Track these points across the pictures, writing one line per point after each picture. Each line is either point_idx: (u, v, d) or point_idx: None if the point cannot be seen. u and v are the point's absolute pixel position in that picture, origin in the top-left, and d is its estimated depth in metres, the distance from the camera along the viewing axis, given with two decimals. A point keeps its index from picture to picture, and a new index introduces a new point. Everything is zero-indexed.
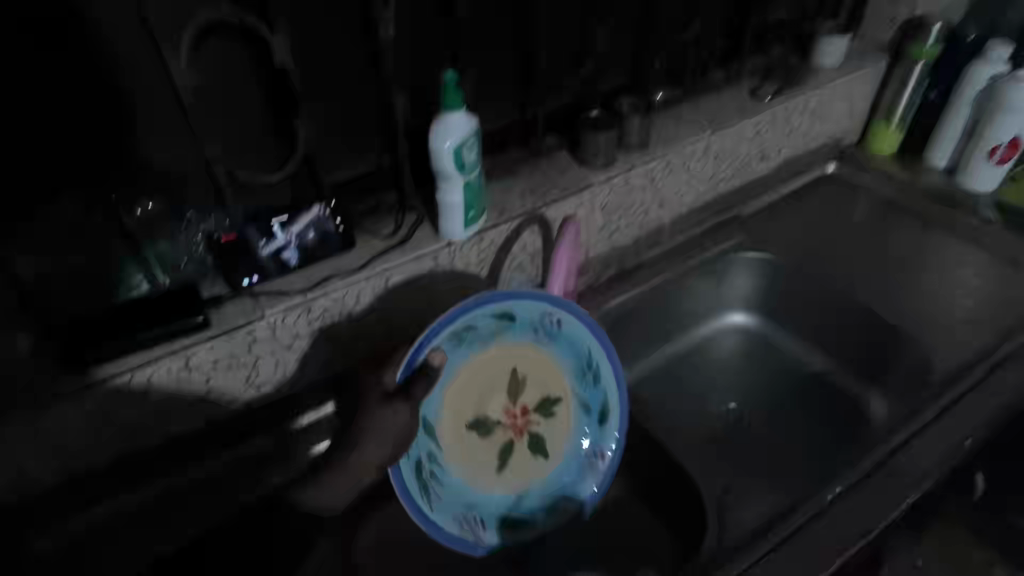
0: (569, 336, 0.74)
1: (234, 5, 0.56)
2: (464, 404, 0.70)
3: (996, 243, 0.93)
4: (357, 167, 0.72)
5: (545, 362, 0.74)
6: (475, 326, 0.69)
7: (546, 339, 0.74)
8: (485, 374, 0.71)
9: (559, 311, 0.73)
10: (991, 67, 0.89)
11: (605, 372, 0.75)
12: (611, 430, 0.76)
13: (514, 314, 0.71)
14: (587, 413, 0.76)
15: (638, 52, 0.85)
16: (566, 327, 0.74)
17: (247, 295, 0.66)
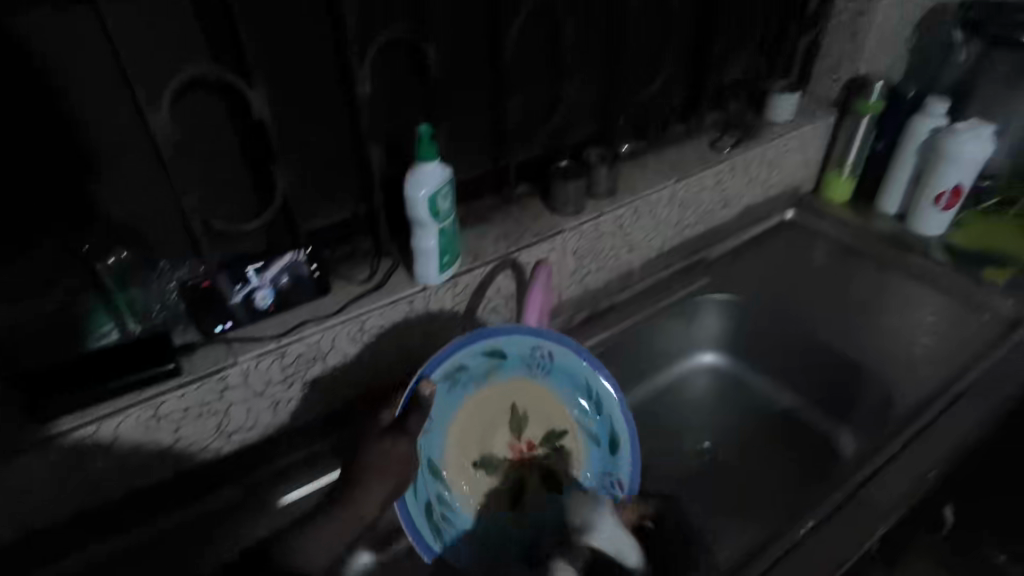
0: (564, 368, 0.75)
1: (214, 63, 0.58)
2: (468, 444, 0.72)
3: (949, 283, 0.97)
4: (334, 216, 0.74)
5: (545, 396, 0.75)
6: (467, 365, 0.70)
7: (542, 373, 0.75)
8: (485, 413, 0.73)
9: (549, 345, 0.74)
10: (931, 120, 0.96)
11: (607, 400, 0.75)
12: (623, 461, 0.75)
13: (505, 351, 0.72)
14: (596, 444, 0.76)
15: (604, 108, 0.90)
16: (560, 359, 0.74)
17: (220, 341, 0.66)
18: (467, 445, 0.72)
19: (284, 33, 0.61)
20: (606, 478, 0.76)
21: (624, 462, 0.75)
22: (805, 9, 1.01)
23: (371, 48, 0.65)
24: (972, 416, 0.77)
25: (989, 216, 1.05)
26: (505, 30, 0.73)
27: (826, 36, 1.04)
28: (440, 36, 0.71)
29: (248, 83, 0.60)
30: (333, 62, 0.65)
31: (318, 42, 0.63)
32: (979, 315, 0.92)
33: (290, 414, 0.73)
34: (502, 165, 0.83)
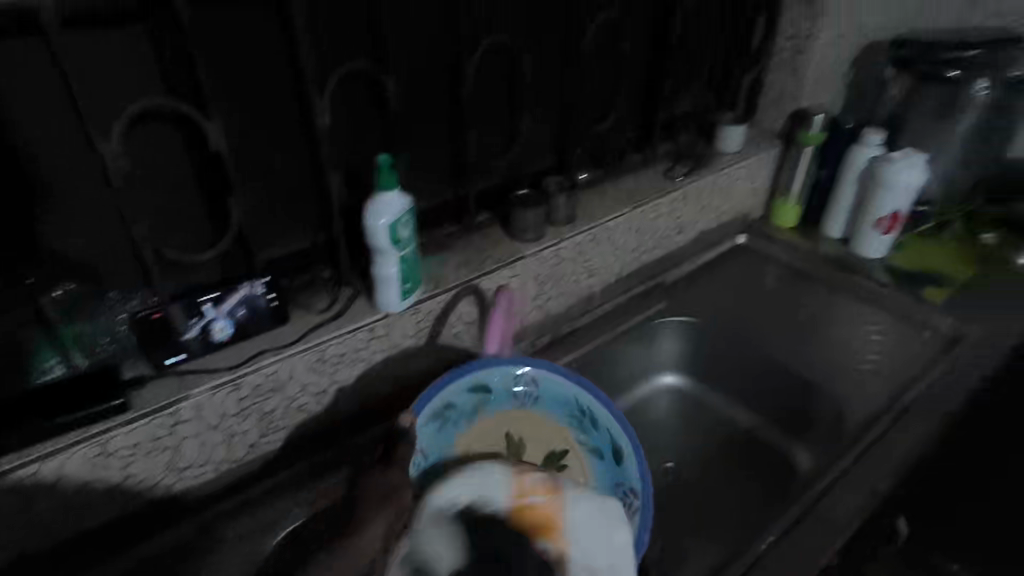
0: (551, 392, 0.78)
1: (168, 94, 0.58)
2: None
3: (893, 302, 1.01)
4: (293, 245, 0.74)
5: (537, 422, 0.78)
6: (455, 403, 0.74)
7: (531, 403, 0.78)
8: (484, 448, 0.76)
9: (530, 371, 0.77)
10: (868, 150, 1.02)
11: (599, 412, 0.76)
12: (630, 469, 0.74)
13: (489, 385, 0.76)
14: (600, 457, 0.76)
15: (561, 139, 0.93)
16: (544, 384, 0.78)
17: (173, 374, 0.65)
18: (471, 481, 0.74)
19: (241, 65, 0.61)
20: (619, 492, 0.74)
21: (632, 472, 0.73)
22: (748, 47, 1.07)
23: (330, 80, 0.66)
24: (919, 428, 0.80)
25: (925, 239, 1.13)
26: (463, 64, 0.75)
27: (769, 72, 1.10)
28: (399, 69, 0.72)
29: (204, 113, 0.60)
30: (291, 94, 0.65)
31: (276, 75, 0.64)
32: (921, 332, 0.96)
33: (247, 447, 0.71)
34: (462, 194, 0.85)
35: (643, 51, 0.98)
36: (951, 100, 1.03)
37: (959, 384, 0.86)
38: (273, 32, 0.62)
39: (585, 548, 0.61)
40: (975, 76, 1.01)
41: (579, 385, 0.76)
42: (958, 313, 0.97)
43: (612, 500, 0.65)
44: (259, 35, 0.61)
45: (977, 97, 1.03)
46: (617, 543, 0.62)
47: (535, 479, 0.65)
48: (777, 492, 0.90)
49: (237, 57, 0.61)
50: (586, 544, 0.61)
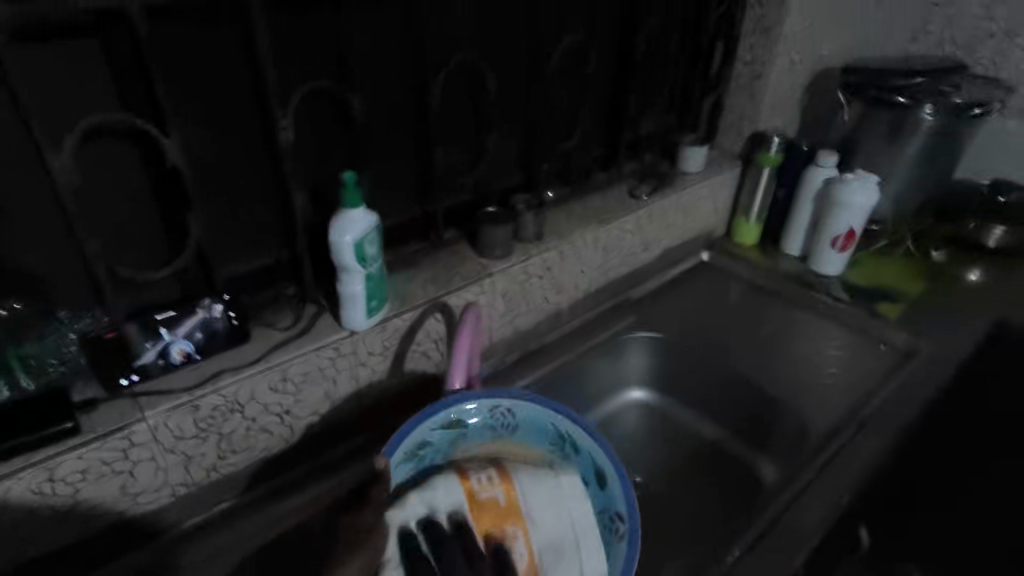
0: (528, 421, 0.74)
1: (125, 110, 0.57)
2: None
3: (849, 317, 1.04)
4: (255, 262, 0.73)
5: (516, 454, 0.75)
6: (428, 441, 0.70)
7: (510, 434, 0.75)
8: None
9: (504, 402, 0.73)
10: (823, 171, 1.06)
11: (579, 436, 0.72)
12: (615, 492, 0.69)
13: (464, 420, 0.73)
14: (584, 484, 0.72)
15: (528, 158, 0.95)
16: (520, 413, 0.74)
17: (126, 396, 0.62)
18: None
19: (202, 82, 0.61)
20: (609, 520, 0.69)
21: (619, 497, 0.69)
22: (708, 71, 1.11)
23: (293, 97, 0.65)
24: (877, 440, 0.82)
25: (879, 256, 1.18)
26: (429, 83, 0.76)
27: (728, 96, 1.14)
28: (365, 87, 0.73)
29: (163, 129, 0.59)
30: (254, 111, 0.65)
31: (238, 92, 0.63)
32: (878, 346, 0.99)
33: (204, 470, 0.69)
34: (430, 212, 0.85)
35: (607, 74, 1.01)
36: (899, 125, 1.07)
37: (915, 396, 0.89)
38: (235, 49, 0.62)
39: (548, 525, 0.65)
40: (921, 103, 1.03)
41: (560, 412, 0.73)
42: (912, 327, 1.01)
43: (564, 474, 0.69)
44: (221, 52, 0.61)
45: (923, 122, 1.05)
46: (579, 515, 0.66)
47: (483, 477, 0.68)
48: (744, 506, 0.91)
49: (199, 73, 0.60)
50: (547, 520, 0.66)
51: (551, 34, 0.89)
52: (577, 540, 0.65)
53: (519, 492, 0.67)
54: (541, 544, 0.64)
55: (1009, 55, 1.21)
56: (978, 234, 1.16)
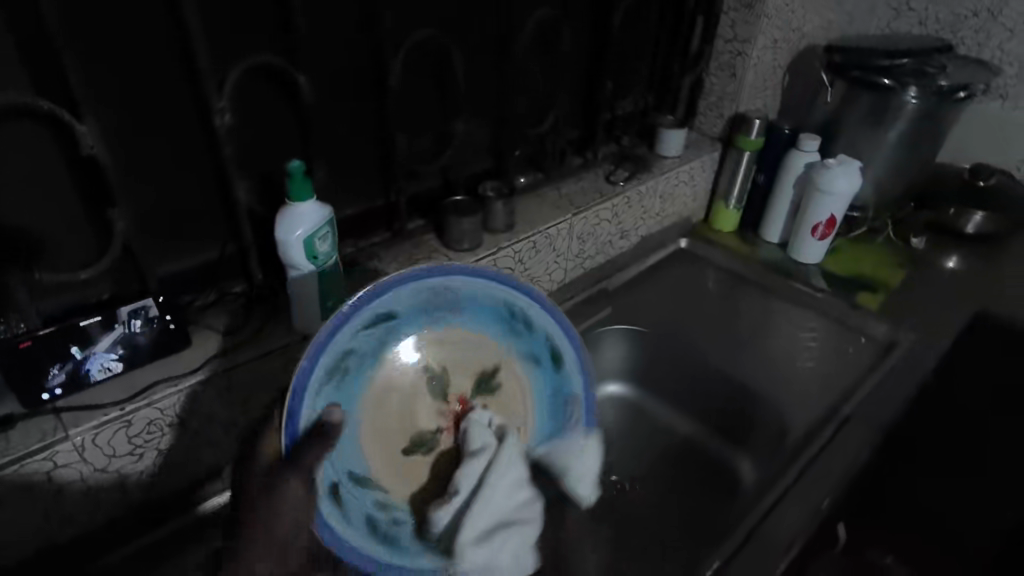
0: (471, 298, 0.66)
1: (34, 92, 0.50)
2: (390, 427, 0.61)
3: (829, 306, 1.02)
4: (194, 259, 0.66)
5: (458, 339, 0.66)
6: (358, 342, 0.58)
7: (448, 323, 0.65)
8: (393, 395, 0.62)
9: (445, 281, 0.63)
10: (805, 155, 1.02)
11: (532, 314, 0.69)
12: (569, 372, 0.71)
13: (394, 310, 0.61)
14: (536, 364, 0.70)
15: (496, 143, 0.89)
16: (460, 292, 0.65)
17: (49, 412, 0.56)
18: (392, 427, 0.61)
19: (126, 58, 0.54)
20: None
21: (573, 377, 0.71)
22: (687, 48, 1.06)
23: (231, 74, 0.59)
24: (859, 439, 0.79)
25: (857, 244, 1.16)
26: (386, 64, 0.70)
27: (709, 75, 1.09)
28: (314, 66, 0.66)
29: (77, 114, 0.52)
30: (186, 90, 0.58)
31: (168, 71, 0.56)
32: (857, 338, 0.97)
33: (143, 490, 0.63)
34: (393, 200, 0.79)
35: (582, 52, 0.95)
36: (882, 107, 1.02)
37: (896, 392, 0.86)
38: (157, 20, 0.54)
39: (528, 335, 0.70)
40: (905, 85, 0.98)
41: (429, 317, 0.64)
42: (892, 319, 0.99)
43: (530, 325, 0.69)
44: (143, 25, 0.54)
45: (907, 105, 1.01)
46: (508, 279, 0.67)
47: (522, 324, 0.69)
48: (723, 507, 0.88)
49: (116, 49, 0.53)
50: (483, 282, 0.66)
51: (521, 9, 0.83)
52: (508, 293, 0.68)
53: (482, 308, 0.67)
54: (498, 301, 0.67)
55: (992, 36, 1.20)
56: (956, 220, 1.13)
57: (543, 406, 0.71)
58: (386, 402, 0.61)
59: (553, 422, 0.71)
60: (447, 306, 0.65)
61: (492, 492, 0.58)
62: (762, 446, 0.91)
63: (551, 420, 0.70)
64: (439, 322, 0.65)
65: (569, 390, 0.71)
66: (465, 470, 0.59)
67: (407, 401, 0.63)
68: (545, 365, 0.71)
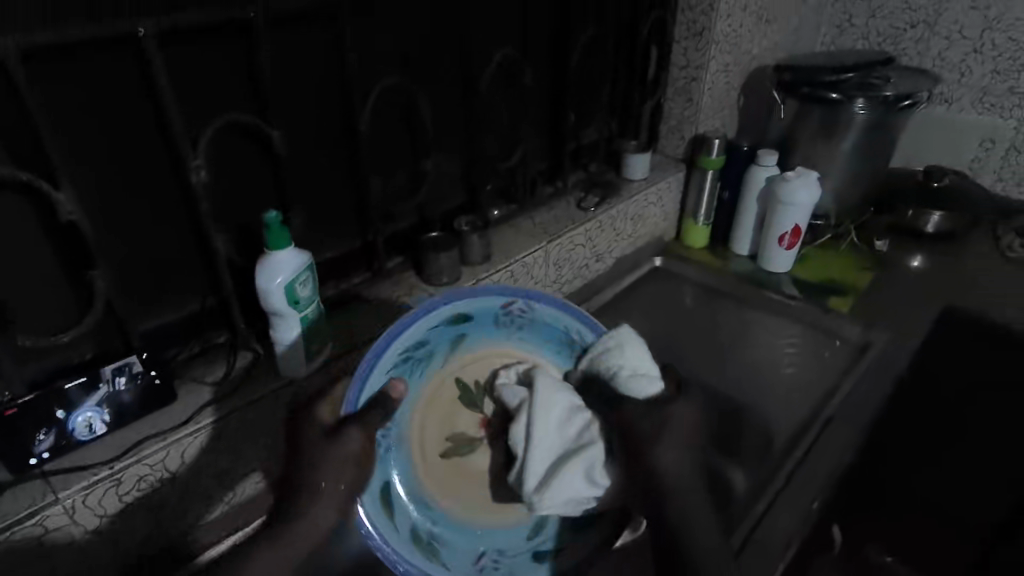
0: (481, 314, 0.72)
1: (13, 163, 0.52)
2: (438, 448, 0.68)
3: (802, 312, 1.05)
4: (176, 312, 0.68)
5: (479, 352, 0.73)
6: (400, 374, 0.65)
7: (467, 340, 0.72)
8: (434, 418, 0.68)
9: (456, 305, 0.69)
10: (765, 169, 1.07)
11: (536, 308, 0.75)
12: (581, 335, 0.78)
13: (421, 341, 0.66)
14: (551, 344, 0.77)
15: (468, 179, 0.93)
16: (471, 312, 0.70)
17: (37, 477, 0.56)
18: (438, 448, 0.68)
19: (102, 125, 0.56)
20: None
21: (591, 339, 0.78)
22: (645, 76, 1.11)
23: (208, 129, 0.61)
24: (842, 440, 0.81)
25: (827, 251, 1.21)
26: (356, 113, 0.73)
27: (667, 100, 1.14)
28: (286, 121, 0.69)
29: (55, 182, 0.54)
30: (162, 151, 0.60)
31: (144, 134, 0.59)
32: (832, 341, 1.01)
33: (137, 547, 0.63)
34: (370, 239, 0.81)
35: (546, 87, 0.99)
36: (833, 118, 1.08)
37: (873, 391, 0.89)
38: (132, 87, 0.56)
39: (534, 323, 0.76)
40: (853, 98, 1.03)
41: (448, 340, 0.70)
42: (864, 320, 1.02)
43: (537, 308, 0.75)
44: (118, 93, 0.56)
45: (857, 117, 1.06)
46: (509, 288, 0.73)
47: (531, 310, 0.75)
48: None
49: (92, 118, 0.55)
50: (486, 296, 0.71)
51: (483, 52, 0.87)
52: (511, 297, 0.73)
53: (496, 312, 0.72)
54: (506, 305, 0.73)
55: (930, 46, 1.27)
56: (916, 222, 1.18)
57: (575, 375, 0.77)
58: (430, 423, 0.68)
59: (531, 331, 0.76)
60: (463, 327, 0.70)
61: (540, 436, 0.63)
62: (751, 458, 0.86)
63: (523, 334, 0.75)
64: (399, 416, 0.65)
65: (501, 307, 0.72)
66: (518, 425, 0.65)
67: (446, 419, 0.69)
68: (477, 319, 0.71)
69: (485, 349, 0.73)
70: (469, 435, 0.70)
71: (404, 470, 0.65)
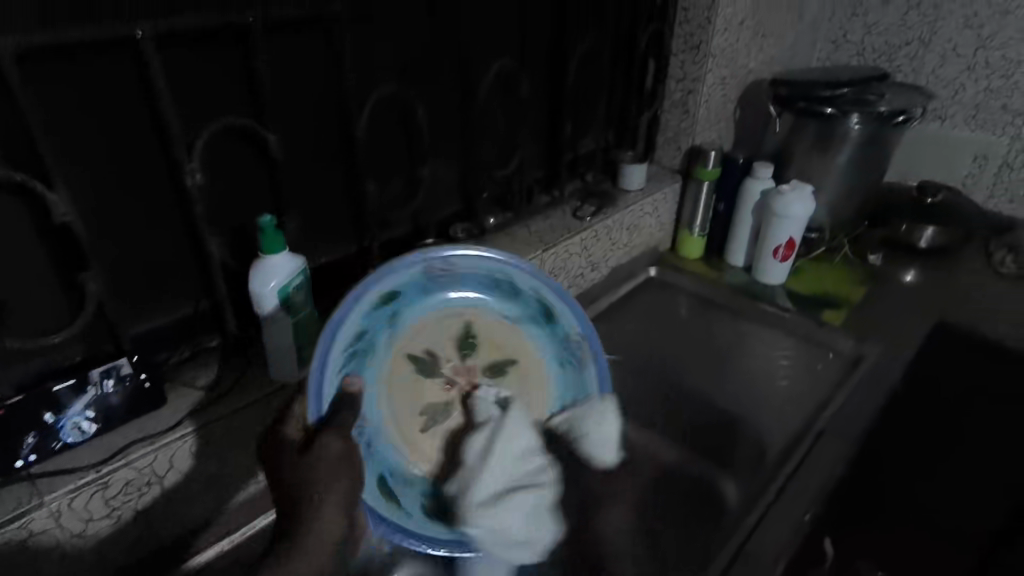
0: (413, 285, 0.70)
1: (6, 163, 0.51)
2: (416, 424, 0.68)
3: (796, 324, 1.06)
4: (168, 315, 0.67)
5: (425, 324, 0.72)
6: (352, 371, 0.64)
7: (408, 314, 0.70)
8: (402, 397, 0.69)
9: (382, 285, 0.66)
10: (760, 182, 1.07)
11: (465, 262, 0.72)
12: (522, 279, 0.76)
13: (359, 332, 0.65)
14: (495, 294, 0.76)
15: (464, 187, 0.93)
16: (400, 287, 0.69)
17: (23, 479, 0.56)
18: (416, 427, 0.68)
19: (98, 127, 0.56)
20: (566, 347, 0.78)
21: (535, 280, 0.76)
22: (643, 87, 1.12)
23: (205, 132, 0.61)
24: (834, 453, 0.81)
25: (821, 263, 1.21)
26: (353, 119, 0.73)
27: (663, 111, 1.15)
28: (283, 126, 0.69)
29: (49, 183, 0.54)
30: (157, 154, 0.60)
31: (140, 137, 0.59)
32: (825, 354, 1.01)
33: (123, 552, 0.62)
34: (366, 245, 0.81)
35: (544, 97, 1.00)
36: (828, 133, 1.09)
37: (865, 405, 0.89)
38: (129, 90, 0.56)
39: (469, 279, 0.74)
40: (847, 113, 1.04)
41: (387, 318, 0.68)
42: (856, 333, 1.02)
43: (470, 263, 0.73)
44: (115, 95, 0.56)
45: (852, 131, 1.07)
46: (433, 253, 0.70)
47: (461, 267, 0.72)
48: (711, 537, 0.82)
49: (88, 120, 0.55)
50: (410, 266, 0.69)
51: (481, 61, 0.87)
52: (436, 261, 0.70)
53: (426, 277, 0.70)
54: (435, 270, 0.71)
55: (925, 63, 1.29)
56: (909, 236, 1.19)
57: (530, 322, 0.77)
58: (401, 404, 0.68)
59: (471, 286, 0.74)
60: (395, 304, 0.69)
61: (493, 463, 0.65)
62: (744, 469, 0.85)
63: (455, 291, 0.74)
64: (371, 417, 0.66)
65: (422, 272, 0.70)
66: (476, 438, 0.68)
67: (413, 395, 0.69)
68: (402, 293, 0.69)
69: (425, 321, 0.72)
70: (441, 403, 0.70)
71: (399, 460, 0.67)
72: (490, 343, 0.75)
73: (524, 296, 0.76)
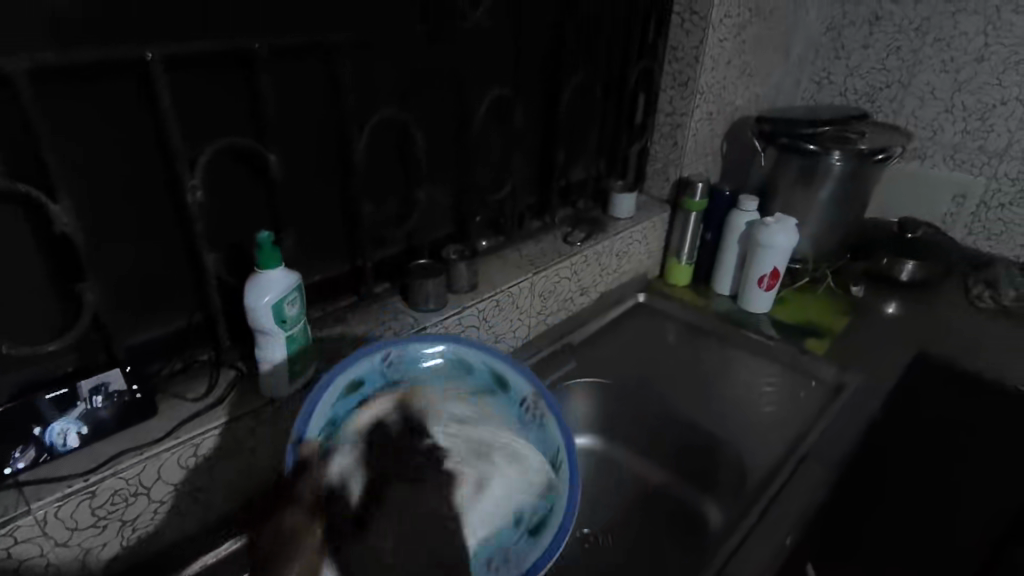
0: (374, 373, 0.66)
1: (13, 177, 0.53)
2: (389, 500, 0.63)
3: (780, 350, 1.08)
4: (162, 328, 0.69)
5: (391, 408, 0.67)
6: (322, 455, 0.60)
7: (373, 402, 0.66)
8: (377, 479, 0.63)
9: (342, 377, 0.63)
10: (746, 213, 1.11)
11: (418, 345, 0.69)
12: (475, 354, 0.71)
13: (325, 422, 0.61)
14: (453, 372, 0.71)
15: (457, 210, 0.96)
16: (363, 376, 0.65)
17: (10, 486, 0.56)
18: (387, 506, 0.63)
19: (101, 144, 0.58)
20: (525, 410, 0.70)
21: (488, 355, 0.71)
22: (633, 120, 1.17)
23: (206, 150, 0.63)
24: (815, 477, 0.83)
25: (805, 294, 1.24)
26: (351, 141, 0.76)
27: (653, 143, 1.19)
28: (283, 146, 0.71)
29: (53, 196, 0.55)
30: (160, 170, 0.62)
31: (144, 154, 0.61)
32: (808, 382, 1.02)
33: (105, 561, 0.62)
34: (359, 264, 0.83)
35: (538, 125, 1.03)
36: (812, 168, 1.12)
37: (847, 431, 0.91)
38: (135, 108, 0.59)
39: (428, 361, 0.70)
40: (829, 150, 1.08)
41: (356, 403, 0.64)
42: (838, 362, 1.05)
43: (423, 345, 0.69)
44: (121, 113, 0.58)
45: (833, 167, 1.11)
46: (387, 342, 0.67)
47: (416, 350, 0.69)
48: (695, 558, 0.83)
49: (93, 136, 0.57)
50: (368, 357, 0.66)
51: (476, 90, 0.90)
52: (393, 348, 0.67)
53: (384, 364, 0.67)
54: (391, 357, 0.67)
55: (904, 104, 1.34)
56: (890, 269, 1.23)
57: (492, 397, 0.71)
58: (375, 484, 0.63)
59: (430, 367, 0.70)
60: (360, 390, 0.65)
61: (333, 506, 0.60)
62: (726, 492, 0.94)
63: (414, 375, 0.69)
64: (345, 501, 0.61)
65: (380, 361, 0.67)
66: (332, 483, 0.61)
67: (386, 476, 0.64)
68: (366, 380, 0.66)
69: (389, 404, 0.67)
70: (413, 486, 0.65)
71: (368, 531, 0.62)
72: (456, 417, 0.70)
73: (480, 373, 0.71)
